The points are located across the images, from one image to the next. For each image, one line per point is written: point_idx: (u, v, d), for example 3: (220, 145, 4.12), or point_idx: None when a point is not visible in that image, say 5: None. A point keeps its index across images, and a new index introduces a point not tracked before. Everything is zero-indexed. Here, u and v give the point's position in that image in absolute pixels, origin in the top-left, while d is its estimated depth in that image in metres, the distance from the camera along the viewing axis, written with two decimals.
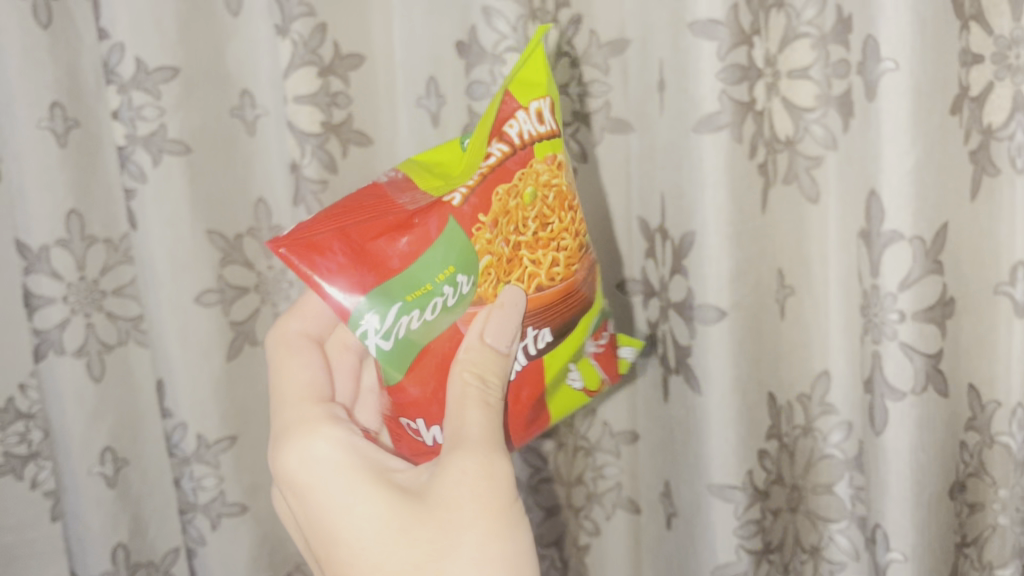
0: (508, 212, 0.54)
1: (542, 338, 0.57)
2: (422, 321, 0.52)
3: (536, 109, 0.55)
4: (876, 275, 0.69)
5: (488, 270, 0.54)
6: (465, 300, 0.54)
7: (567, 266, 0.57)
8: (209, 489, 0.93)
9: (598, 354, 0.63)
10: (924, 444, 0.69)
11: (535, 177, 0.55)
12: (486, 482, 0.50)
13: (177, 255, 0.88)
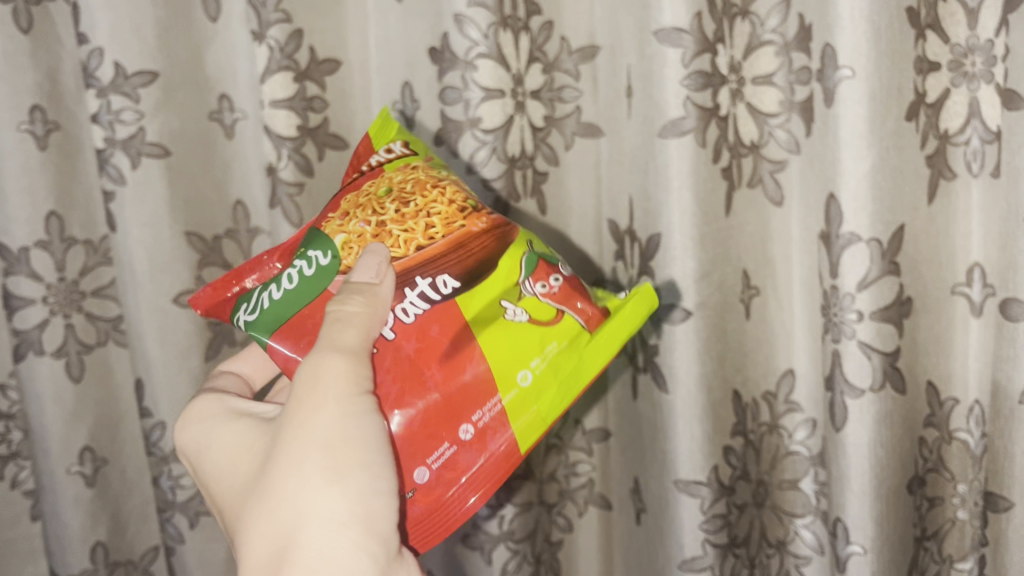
0: (361, 206, 0.61)
1: (445, 282, 0.57)
2: (280, 290, 0.59)
3: (386, 148, 0.66)
4: (835, 277, 0.71)
5: (349, 245, 0.59)
6: (327, 267, 0.59)
7: (444, 225, 0.59)
8: (187, 487, 0.94)
9: (551, 293, 0.59)
10: (881, 439, 0.72)
11: (388, 180, 0.62)
12: (323, 417, 0.54)
13: (156, 256, 0.89)
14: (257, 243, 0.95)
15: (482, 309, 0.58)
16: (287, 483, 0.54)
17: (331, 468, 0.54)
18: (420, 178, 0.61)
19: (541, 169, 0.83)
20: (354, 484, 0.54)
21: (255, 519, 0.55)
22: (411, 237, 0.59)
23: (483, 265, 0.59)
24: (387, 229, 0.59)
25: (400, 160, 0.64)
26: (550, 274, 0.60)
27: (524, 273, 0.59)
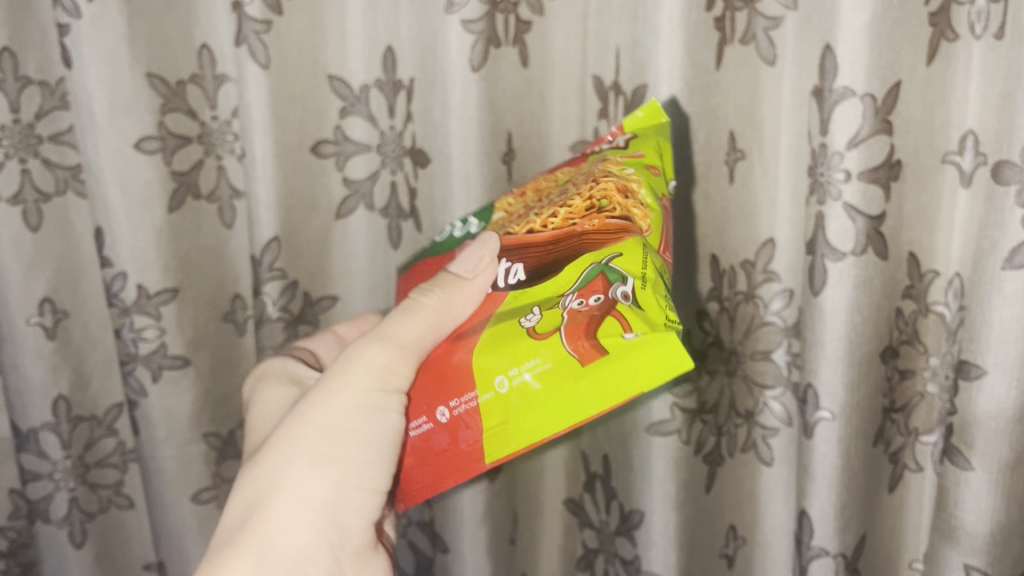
0: (539, 194, 0.66)
1: (513, 271, 0.60)
2: (444, 237, 0.70)
3: (616, 139, 0.67)
4: (825, 133, 0.68)
5: (498, 222, 0.66)
6: (472, 234, 0.68)
7: (563, 219, 0.59)
8: (151, 340, 0.92)
9: (577, 312, 0.57)
10: (860, 304, 0.70)
11: (577, 166, 0.64)
12: (338, 399, 0.60)
13: (117, 97, 0.84)
14: (224, 91, 0.92)
15: (514, 307, 0.59)
16: (278, 438, 0.59)
17: (330, 453, 0.58)
18: (590, 172, 0.61)
19: (525, 18, 0.78)
20: (339, 469, 0.58)
21: (249, 464, 0.60)
22: (530, 222, 0.61)
23: (556, 270, 0.57)
24: (526, 209, 0.62)
25: (603, 154, 0.65)
26: (594, 293, 0.57)
27: (567, 284, 0.57)
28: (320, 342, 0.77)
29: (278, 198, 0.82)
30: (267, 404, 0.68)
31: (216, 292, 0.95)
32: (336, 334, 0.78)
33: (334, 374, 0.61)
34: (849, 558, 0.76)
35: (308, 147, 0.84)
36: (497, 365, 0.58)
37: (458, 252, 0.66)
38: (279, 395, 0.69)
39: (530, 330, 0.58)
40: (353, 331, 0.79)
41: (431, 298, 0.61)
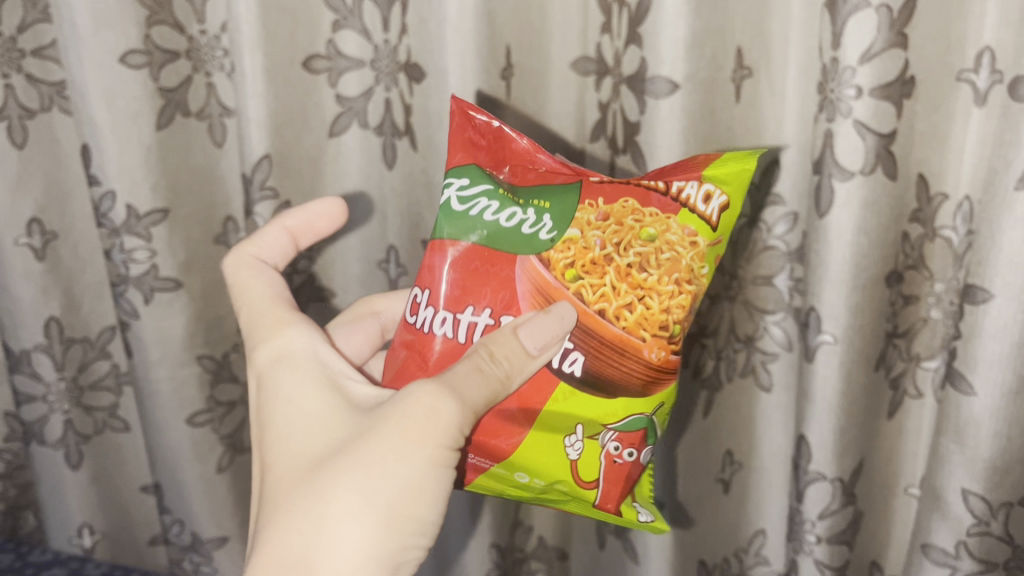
0: (620, 223, 0.58)
1: (572, 360, 0.59)
2: (494, 214, 0.60)
3: (710, 190, 0.59)
4: (837, 48, 0.65)
5: (568, 245, 0.58)
6: (534, 241, 0.59)
7: (635, 324, 0.58)
8: (141, 262, 0.90)
9: (613, 458, 0.60)
10: (866, 226, 0.69)
11: (666, 230, 0.58)
12: (410, 462, 0.52)
13: (100, 9, 0.81)
14: (212, 4, 0.87)
15: (564, 417, 0.59)
16: (343, 490, 0.52)
17: (394, 519, 0.52)
18: (677, 262, 0.58)
19: None
20: (401, 536, 0.52)
21: (300, 503, 0.53)
22: (604, 297, 0.58)
23: (614, 394, 0.59)
24: (605, 268, 0.58)
25: (695, 218, 0.58)
26: (630, 445, 0.60)
27: (617, 425, 0.60)
28: (269, 252, 0.67)
29: (269, 116, 0.79)
30: (290, 393, 0.58)
31: (208, 214, 0.93)
32: (288, 237, 0.68)
33: (402, 420, 0.52)
34: (846, 481, 0.76)
35: (299, 63, 0.80)
36: (529, 464, 0.59)
37: (519, 271, 0.59)
38: (304, 381, 0.58)
39: (573, 459, 0.59)
40: (307, 237, 0.68)
41: (502, 364, 0.54)
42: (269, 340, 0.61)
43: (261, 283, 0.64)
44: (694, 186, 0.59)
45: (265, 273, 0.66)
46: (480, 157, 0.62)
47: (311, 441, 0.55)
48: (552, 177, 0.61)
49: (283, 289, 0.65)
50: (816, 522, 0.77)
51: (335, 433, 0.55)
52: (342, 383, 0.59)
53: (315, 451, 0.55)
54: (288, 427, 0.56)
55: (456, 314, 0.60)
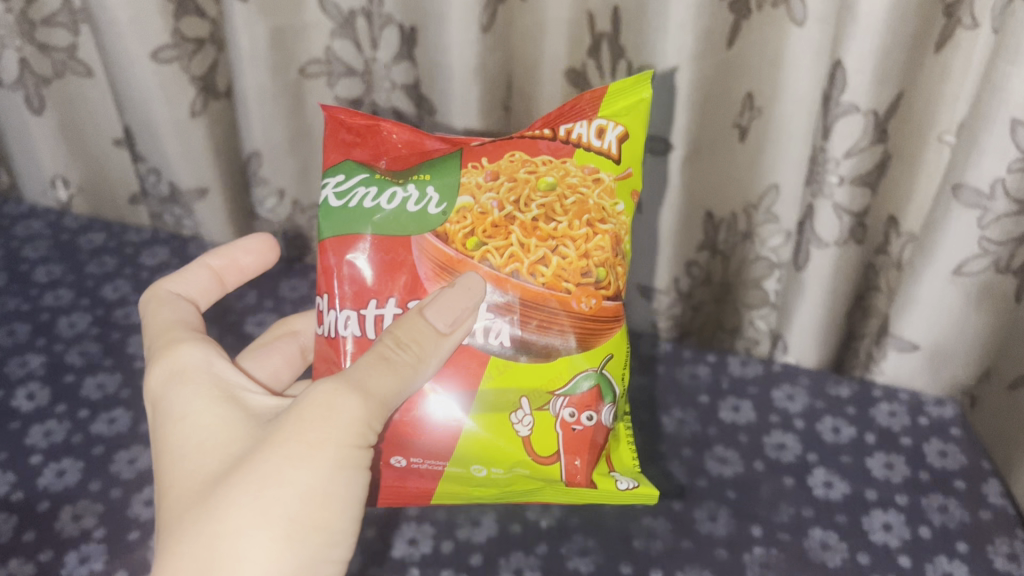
0: (514, 179, 0.60)
1: (498, 333, 0.58)
2: (374, 201, 0.61)
3: (600, 125, 0.61)
4: None
5: (464, 213, 0.59)
6: (420, 215, 0.60)
7: (553, 277, 0.58)
8: None
9: (567, 425, 0.59)
10: None
11: (561, 174, 0.60)
12: (312, 467, 0.49)
13: None
14: None
15: (505, 395, 0.59)
16: (240, 506, 0.48)
17: (298, 530, 0.48)
18: (583, 204, 0.59)
19: None
20: (309, 546, 0.49)
21: (195, 527, 0.48)
22: (516, 258, 0.58)
23: (551, 357, 0.59)
24: (508, 228, 0.59)
25: (592, 157, 0.60)
26: (587, 408, 0.59)
27: (562, 388, 0.59)
28: (189, 284, 0.65)
29: None
30: (182, 410, 0.54)
31: None
32: (210, 273, 0.66)
33: (299, 425, 0.49)
34: (880, 117, 0.69)
35: None
36: (480, 452, 0.59)
37: (415, 249, 0.59)
38: (196, 396, 0.54)
39: (525, 435, 0.59)
40: (233, 275, 0.68)
41: (409, 351, 0.53)
42: (161, 357, 0.57)
43: (168, 308, 0.62)
44: (581, 126, 0.61)
45: (180, 303, 0.63)
46: (356, 150, 0.64)
47: (205, 458, 0.51)
48: (428, 154, 0.63)
49: (188, 312, 0.62)
50: (840, 162, 0.71)
51: (232, 446, 0.51)
52: (237, 395, 0.56)
53: (210, 470, 0.50)
54: (181, 449, 0.52)
55: (360, 311, 0.60)
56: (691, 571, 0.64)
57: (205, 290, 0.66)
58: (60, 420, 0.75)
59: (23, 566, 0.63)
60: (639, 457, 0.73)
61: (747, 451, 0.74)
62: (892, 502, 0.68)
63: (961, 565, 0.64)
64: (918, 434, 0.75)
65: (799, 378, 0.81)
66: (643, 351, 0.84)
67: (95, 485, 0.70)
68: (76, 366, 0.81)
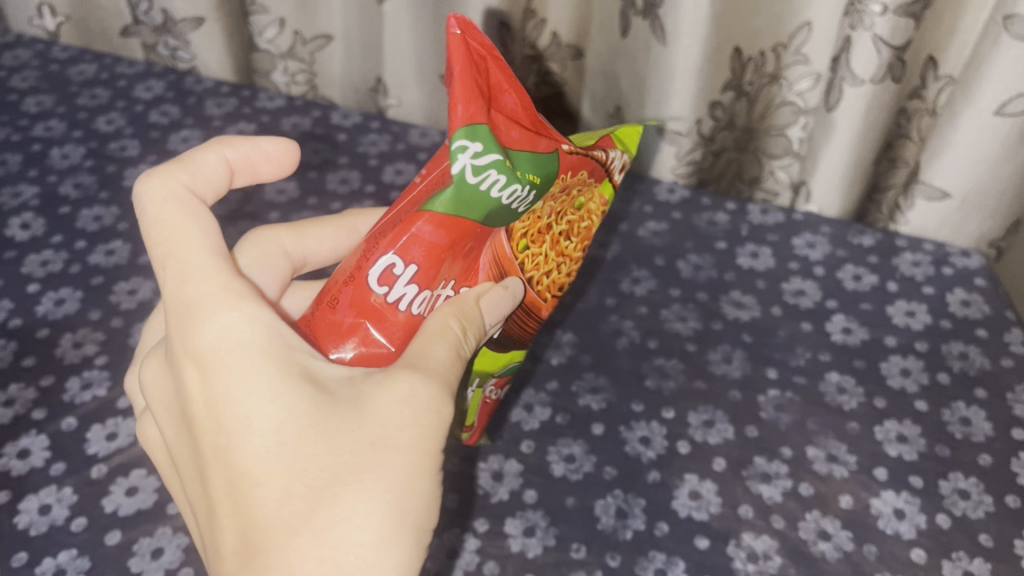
0: (574, 190, 0.48)
1: (494, 325, 0.49)
2: (501, 195, 0.39)
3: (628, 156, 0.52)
4: None
5: (531, 214, 0.47)
6: (515, 223, 0.43)
7: (545, 288, 0.51)
8: None
9: (488, 402, 0.54)
10: None
11: (595, 196, 0.50)
12: (434, 471, 0.39)
13: None
14: None
15: (472, 372, 0.50)
16: (378, 517, 0.36)
17: (423, 539, 0.39)
18: (590, 231, 0.51)
19: None
20: (425, 552, 0.39)
21: (327, 539, 0.35)
22: (532, 268, 0.49)
23: (509, 348, 0.52)
24: (543, 239, 0.48)
25: (614, 189, 0.51)
26: (500, 386, 0.55)
27: (501, 373, 0.53)
28: (205, 184, 0.42)
29: None
30: (237, 375, 0.38)
31: None
32: (230, 173, 0.43)
33: (416, 420, 0.39)
34: None
35: None
36: None
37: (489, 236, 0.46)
38: (249, 356, 0.38)
39: (465, 408, 0.51)
40: (244, 181, 0.44)
41: (472, 339, 0.43)
42: (200, 309, 0.39)
43: (191, 231, 0.40)
44: (625, 153, 0.51)
45: (204, 226, 0.41)
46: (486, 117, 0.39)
47: (302, 449, 0.37)
48: (535, 130, 0.43)
49: (205, 226, 0.41)
50: None
51: (326, 437, 0.37)
52: (292, 351, 0.40)
53: (316, 465, 0.37)
54: (261, 439, 0.37)
55: (433, 291, 0.44)
56: (704, 410, 0.63)
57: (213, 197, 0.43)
58: (56, 250, 0.73)
59: (24, 391, 0.62)
60: (652, 301, 0.71)
61: (765, 297, 0.72)
62: (912, 349, 0.67)
63: (979, 410, 0.63)
64: (942, 283, 0.72)
65: (820, 227, 0.78)
66: (660, 198, 0.81)
67: (95, 315, 0.68)
68: (71, 198, 0.78)
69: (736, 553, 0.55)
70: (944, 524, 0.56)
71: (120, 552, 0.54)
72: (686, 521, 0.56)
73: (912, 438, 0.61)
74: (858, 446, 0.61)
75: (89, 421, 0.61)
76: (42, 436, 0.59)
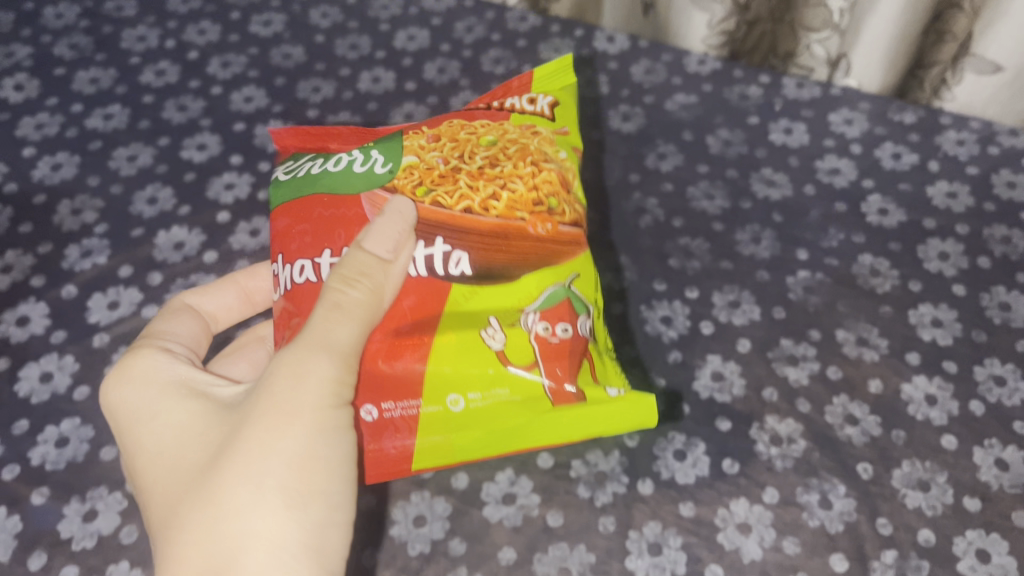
0: (457, 140, 0.54)
1: (458, 261, 0.49)
2: (325, 168, 0.53)
3: (529, 98, 0.58)
4: None
5: (412, 168, 0.52)
6: (369, 176, 0.52)
7: (505, 208, 0.51)
8: None
9: (545, 340, 0.49)
10: None
11: (499, 131, 0.54)
12: (295, 427, 0.39)
13: None
14: None
15: (473, 315, 0.49)
16: (231, 483, 0.38)
17: (302, 497, 0.38)
18: (525, 148, 0.53)
19: None
20: (320, 510, 0.38)
21: (190, 522, 0.38)
22: (466, 198, 0.51)
23: (516, 276, 0.50)
24: (455, 176, 0.52)
25: (527, 117, 0.56)
26: (560, 320, 0.50)
27: (532, 303, 0.50)
28: (211, 300, 0.54)
29: None
30: (148, 415, 0.44)
31: None
32: (237, 291, 0.56)
33: (270, 393, 0.39)
34: None
35: None
36: (450, 378, 0.47)
37: (363, 201, 0.51)
38: (156, 397, 0.44)
39: (497, 350, 0.48)
40: (263, 295, 0.57)
41: (362, 286, 0.43)
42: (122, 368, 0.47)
43: (162, 325, 0.51)
44: (519, 100, 0.57)
45: (192, 321, 0.52)
46: (312, 146, 0.57)
47: (182, 457, 0.41)
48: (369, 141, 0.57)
49: (192, 326, 0.52)
50: None
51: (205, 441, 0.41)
52: (207, 391, 0.45)
53: (190, 466, 0.40)
54: (155, 454, 0.42)
55: (314, 260, 0.50)
56: (730, 291, 0.60)
57: (229, 310, 0.55)
58: (52, 114, 0.69)
59: (22, 258, 0.60)
60: (678, 177, 0.67)
61: (797, 175, 0.68)
62: (952, 232, 0.63)
63: (1020, 295, 0.60)
64: (987, 163, 0.68)
65: (859, 103, 0.73)
66: (690, 69, 0.76)
67: (93, 181, 0.65)
68: (66, 59, 0.73)
69: (759, 436, 0.53)
70: (977, 411, 0.54)
71: None
72: (708, 402, 0.54)
73: (948, 323, 0.58)
74: (890, 330, 0.58)
75: (90, 289, 0.58)
76: (41, 303, 0.57)
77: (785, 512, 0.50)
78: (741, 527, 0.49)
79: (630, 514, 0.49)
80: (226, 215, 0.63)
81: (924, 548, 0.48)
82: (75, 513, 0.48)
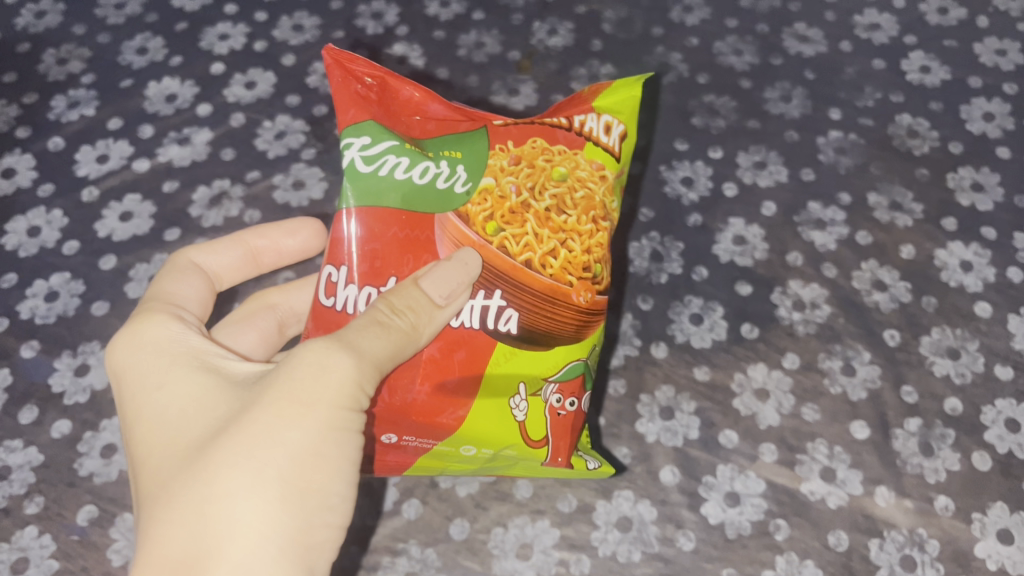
0: (532, 164, 0.39)
1: (506, 318, 0.38)
2: (407, 172, 0.37)
3: (605, 121, 0.41)
4: None
5: (482, 193, 0.38)
6: (453, 199, 0.38)
7: (561, 268, 0.39)
8: None
9: (563, 416, 0.40)
10: None
11: (570, 167, 0.40)
12: (308, 419, 0.32)
13: None
14: None
15: (507, 375, 0.38)
16: (230, 463, 0.31)
17: (298, 493, 0.31)
18: (592, 198, 0.40)
19: None
20: (315, 509, 0.31)
21: (177, 500, 0.31)
22: (529, 248, 0.38)
23: (552, 344, 0.39)
24: (523, 215, 0.38)
25: (600, 153, 0.40)
26: (573, 394, 0.40)
27: (558, 373, 0.39)
28: (220, 263, 0.44)
29: None
30: (148, 374, 0.36)
31: None
32: (248, 253, 0.46)
33: (287, 379, 0.32)
34: None
35: None
36: (474, 438, 0.38)
37: (438, 240, 0.38)
38: (155, 357, 0.36)
39: (520, 424, 0.39)
40: (271, 256, 0.47)
41: (407, 319, 0.35)
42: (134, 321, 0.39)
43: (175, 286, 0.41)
44: (596, 121, 0.41)
45: (200, 283, 0.43)
46: (379, 112, 0.39)
47: (181, 431, 0.33)
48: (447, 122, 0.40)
49: (201, 291, 0.42)
50: None
51: (207, 414, 0.34)
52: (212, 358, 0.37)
53: (186, 438, 0.33)
54: (153, 423, 0.34)
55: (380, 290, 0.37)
56: (756, 151, 0.56)
57: (238, 273, 0.46)
58: None
59: (6, 108, 0.57)
60: (704, 32, 0.62)
61: (834, 31, 0.63)
62: (999, 92, 0.59)
63: None
64: None
65: None
66: None
67: (79, 30, 0.61)
68: None
69: (781, 301, 0.50)
70: (1015, 278, 0.51)
71: (114, 276, 0.50)
72: (728, 266, 0.51)
73: (990, 187, 0.54)
74: (926, 194, 0.54)
75: (78, 141, 0.55)
76: (27, 155, 0.55)
77: (805, 378, 0.47)
78: (758, 393, 0.47)
79: (641, 378, 0.47)
80: (220, 67, 0.59)
81: (950, 417, 0.46)
82: (67, 367, 0.47)
